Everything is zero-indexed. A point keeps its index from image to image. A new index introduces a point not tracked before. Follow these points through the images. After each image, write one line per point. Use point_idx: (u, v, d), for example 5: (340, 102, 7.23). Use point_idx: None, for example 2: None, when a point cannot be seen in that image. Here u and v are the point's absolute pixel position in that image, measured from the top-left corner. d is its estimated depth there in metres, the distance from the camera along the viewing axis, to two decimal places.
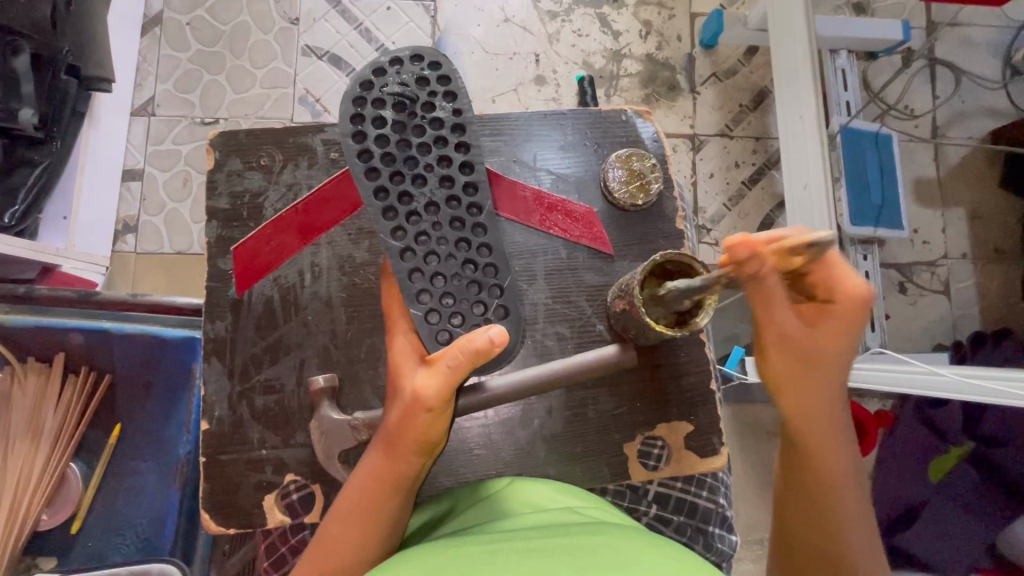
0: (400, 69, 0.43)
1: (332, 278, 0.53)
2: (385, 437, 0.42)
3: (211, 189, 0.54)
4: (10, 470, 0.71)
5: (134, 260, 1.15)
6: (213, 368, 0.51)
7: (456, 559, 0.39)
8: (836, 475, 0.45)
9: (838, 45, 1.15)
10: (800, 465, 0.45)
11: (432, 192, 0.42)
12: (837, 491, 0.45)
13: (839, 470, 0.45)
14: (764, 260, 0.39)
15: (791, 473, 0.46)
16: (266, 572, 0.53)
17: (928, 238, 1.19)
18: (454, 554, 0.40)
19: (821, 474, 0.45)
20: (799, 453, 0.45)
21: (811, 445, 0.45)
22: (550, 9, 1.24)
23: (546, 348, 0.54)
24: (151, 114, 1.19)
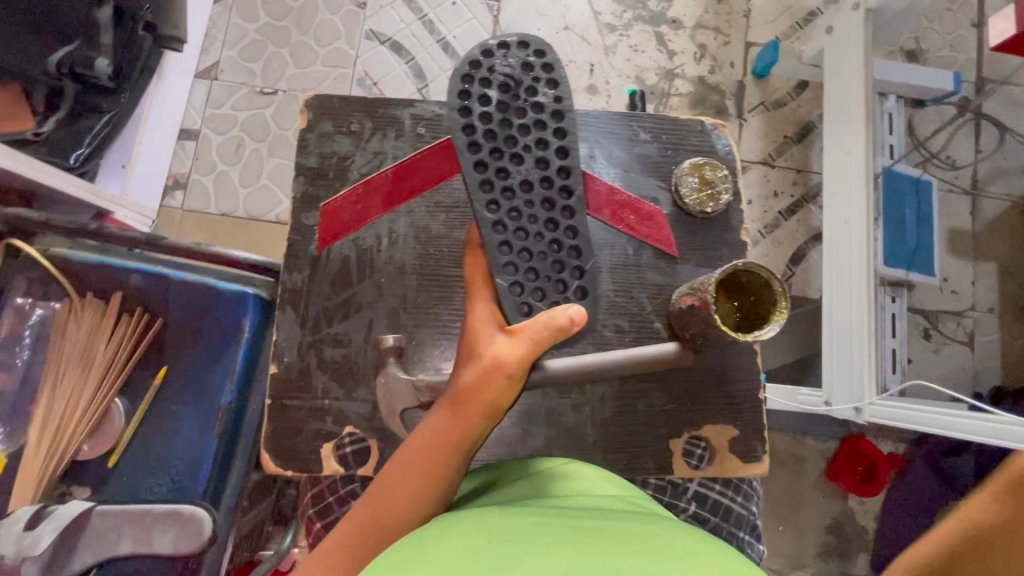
0: (507, 53, 0.45)
1: (407, 245, 0.56)
2: (453, 400, 0.42)
3: (301, 147, 0.57)
4: (62, 394, 0.74)
5: (179, 216, 1.18)
6: (286, 316, 0.54)
7: (511, 528, 0.40)
8: None
9: (888, 88, 1.17)
10: None
11: (528, 171, 0.44)
12: None
13: None
14: None
15: None
16: (311, 519, 0.55)
17: (957, 288, 1.20)
18: (507, 523, 0.41)
19: None
20: None
21: None
22: (609, 22, 1.27)
23: (604, 338, 0.56)
24: (214, 78, 1.23)
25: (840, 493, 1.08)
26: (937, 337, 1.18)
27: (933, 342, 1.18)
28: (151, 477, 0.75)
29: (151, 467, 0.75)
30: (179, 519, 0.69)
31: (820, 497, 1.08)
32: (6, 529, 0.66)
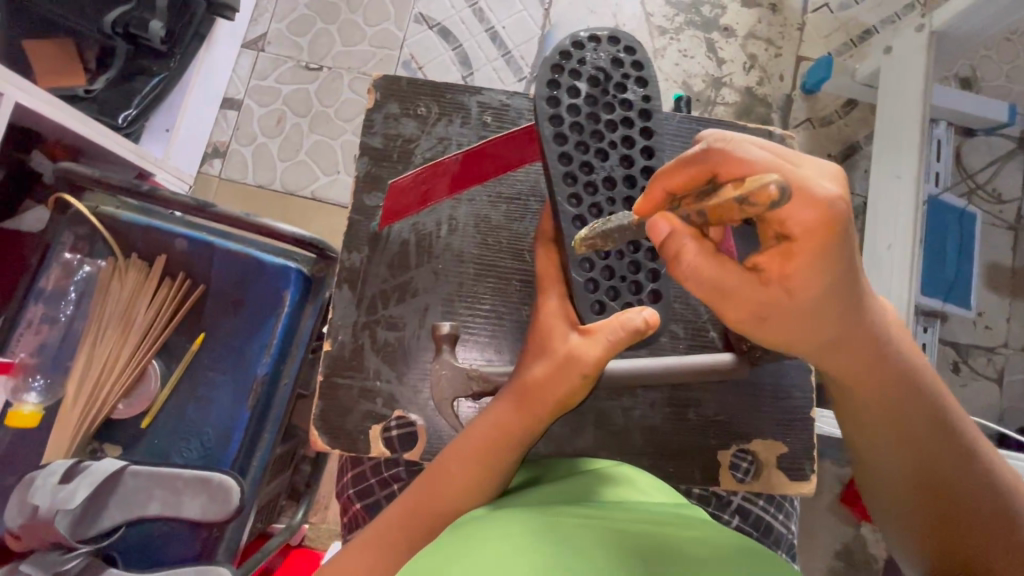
0: (597, 47, 0.44)
1: (467, 233, 0.55)
2: (520, 391, 0.42)
3: (367, 126, 0.57)
4: (101, 353, 0.75)
5: (216, 184, 1.14)
6: (343, 295, 0.54)
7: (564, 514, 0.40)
8: (854, 424, 0.46)
9: (939, 114, 1.12)
10: (852, 433, 0.47)
11: (612, 168, 0.44)
12: (860, 441, 0.47)
13: (858, 426, 0.46)
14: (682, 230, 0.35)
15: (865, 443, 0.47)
16: (351, 498, 0.58)
17: (991, 323, 1.13)
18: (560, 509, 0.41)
19: (857, 429, 0.47)
20: (849, 427, 0.47)
21: (846, 420, 0.47)
22: (660, 24, 1.18)
23: (660, 345, 0.55)
24: (261, 50, 1.18)
25: (853, 519, 0.99)
26: (967, 372, 1.10)
27: (961, 376, 1.10)
28: (182, 442, 0.75)
29: (184, 431, 0.75)
30: (208, 486, 0.69)
31: (835, 522, 0.99)
32: (42, 480, 0.66)
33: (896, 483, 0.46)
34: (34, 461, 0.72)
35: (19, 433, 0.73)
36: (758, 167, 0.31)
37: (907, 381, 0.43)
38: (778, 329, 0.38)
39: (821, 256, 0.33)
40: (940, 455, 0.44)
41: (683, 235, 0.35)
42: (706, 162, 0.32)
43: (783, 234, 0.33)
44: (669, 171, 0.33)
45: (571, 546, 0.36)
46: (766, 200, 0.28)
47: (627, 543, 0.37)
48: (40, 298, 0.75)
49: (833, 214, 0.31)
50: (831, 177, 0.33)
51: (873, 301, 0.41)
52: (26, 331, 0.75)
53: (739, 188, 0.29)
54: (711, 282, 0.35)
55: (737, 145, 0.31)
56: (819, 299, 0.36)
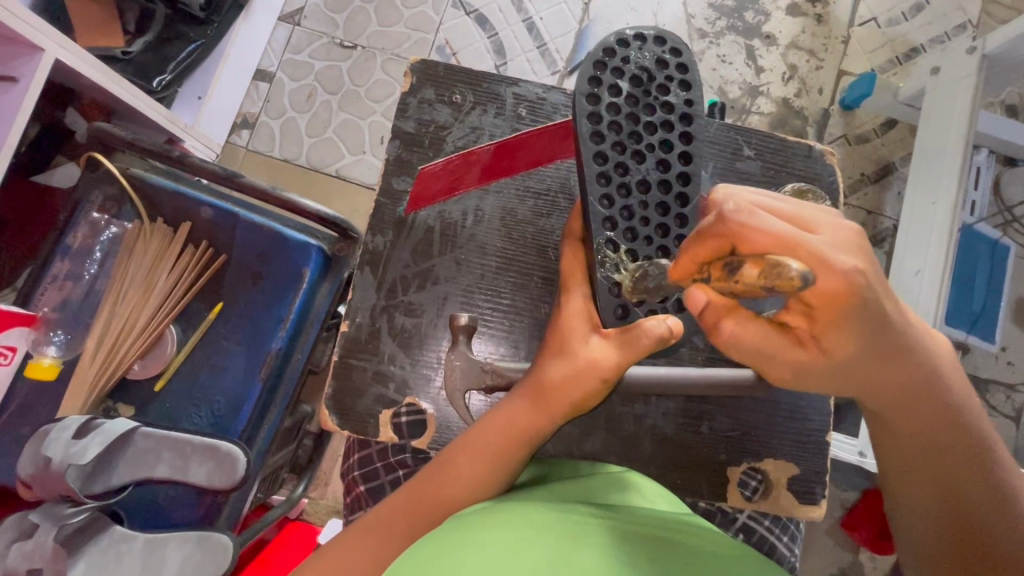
0: (643, 46, 0.43)
1: (492, 225, 0.55)
2: (536, 390, 0.42)
3: (401, 110, 0.56)
4: (121, 314, 0.76)
5: (243, 155, 1.13)
6: (365, 277, 0.54)
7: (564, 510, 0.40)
8: (887, 459, 0.46)
9: (983, 142, 1.08)
10: (887, 472, 0.46)
11: (648, 171, 0.43)
12: (892, 479, 0.46)
13: (890, 464, 0.46)
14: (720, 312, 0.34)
15: (897, 479, 0.46)
16: (355, 480, 0.59)
17: (1014, 360, 1.08)
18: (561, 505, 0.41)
19: (892, 469, 0.46)
20: (884, 465, 0.46)
21: (881, 458, 0.46)
22: (701, 27, 1.15)
23: (678, 356, 0.54)
24: (297, 23, 1.17)
25: (852, 544, 0.97)
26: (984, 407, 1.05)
27: None
28: (192, 408, 0.76)
29: (195, 397, 0.76)
30: (215, 453, 0.70)
31: (832, 546, 0.97)
32: (56, 433, 0.66)
33: (924, 528, 0.44)
34: (48, 414, 0.74)
35: (36, 384, 0.74)
36: (779, 242, 0.30)
37: (945, 428, 0.42)
38: (819, 377, 0.37)
39: (848, 312, 0.32)
40: (971, 502, 0.42)
41: (720, 310, 0.34)
42: (725, 234, 0.30)
43: (805, 297, 0.32)
44: (694, 243, 0.32)
45: (566, 546, 0.35)
46: (790, 285, 0.27)
47: (623, 548, 0.37)
48: (66, 254, 0.76)
49: (851, 281, 0.31)
50: (854, 249, 0.33)
51: (918, 348, 0.40)
52: (50, 286, 0.77)
53: (762, 271, 0.28)
54: (754, 345, 0.35)
55: (755, 215, 0.30)
56: (853, 347, 0.35)
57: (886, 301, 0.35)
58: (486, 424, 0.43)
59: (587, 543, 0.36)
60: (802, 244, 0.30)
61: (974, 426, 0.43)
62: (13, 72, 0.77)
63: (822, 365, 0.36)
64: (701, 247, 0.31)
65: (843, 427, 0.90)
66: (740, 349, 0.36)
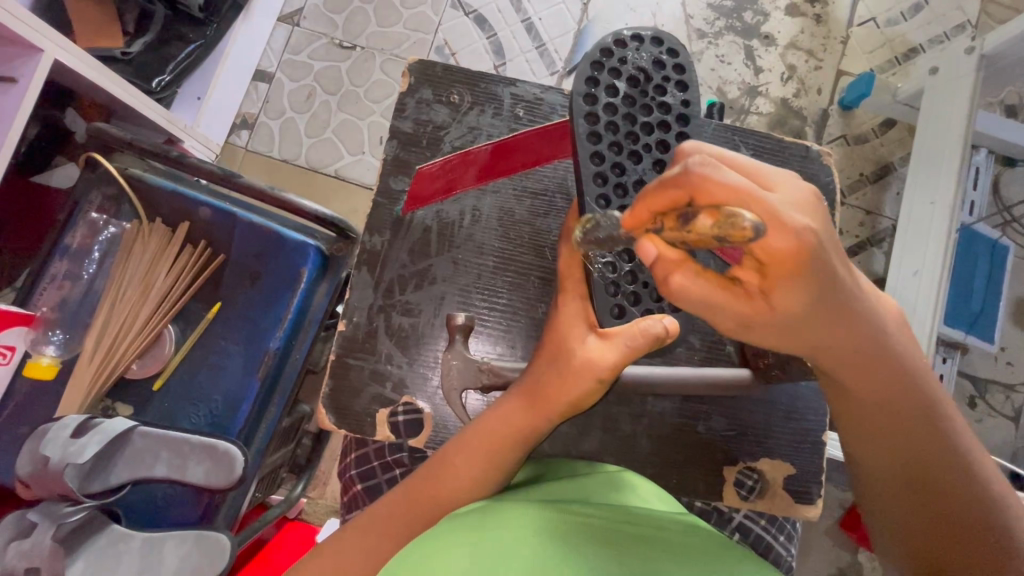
0: (639, 47, 0.43)
1: (490, 225, 0.55)
2: (532, 389, 0.42)
3: (399, 110, 0.57)
4: (119, 314, 0.76)
5: (243, 155, 1.13)
6: (362, 276, 0.54)
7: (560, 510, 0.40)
8: (848, 427, 0.45)
9: (982, 142, 1.08)
10: (848, 438, 0.45)
11: (644, 171, 0.43)
12: (853, 444, 0.45)
13: (852, 431, 0.44)
14: (672, 269, 0.32)
15: (859, 445, 0.45)
16: (353, 479, 0.59)
17: (1013, 360, 1.08)
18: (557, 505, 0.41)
19: (854, 435, 0.45)
20: (846, 432, 0.45)
21: (841, 425, 0.45)
22: (700, 28, 1.15)
23: (675, 356, 0.54)
24: (296, 24, 1.17)
25: (851, 544, 0.97)
26: (983, 407, 1.05)
27: (976, 411, 1.06)
28: (191, 407, 0.76)
29: (193, 397, 0.76)
30: (213, 452, 0.70)
31: (831, 546, 0.97)
32: (55, 432, 0.67)
33: (889, 493, 0.44)
34: (47, 414, 0.74)
35: (35, 383, 0.75)
36: (735, 194, 0.29)
37: (900, 390, 0.42)
38: (770, 335, 0.36)
39: (801, 273, 0.31)
40: (933, 463, 0.42)
41: (673, 265, 0.32)
42: (684, 185, 0.29)
43: (757, 256, 0.31)
44: (653, 191, 0.30)
45: (563, 547, 0.35)
46: (742, 235, 0.26)
47: (621, 548, 0.37)
48: (66, 254, 0.76)
49: (804, 240, 0.30)
50: (802, 203, 0.31)
51: (869, 307, 0.38)
52: (48, 286, 0.77)
53: (717, 222, 0.27)
54: (703, 303, 0.33)
55: (714, 167, 0.29)
56: (806, 307, 0.33)
57: (836, 259, 0.33)
58: (493, 424, 0.43)
59: (583, 544, 0.36)
60: (758, 201, 0.29)
61: (924, 382, 0.43)
62: (12, 73, 0.77)
63: (773, 323, 0.35)
64: (658, 196, 0.30)
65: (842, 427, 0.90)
66: (691, 308, 0.34)
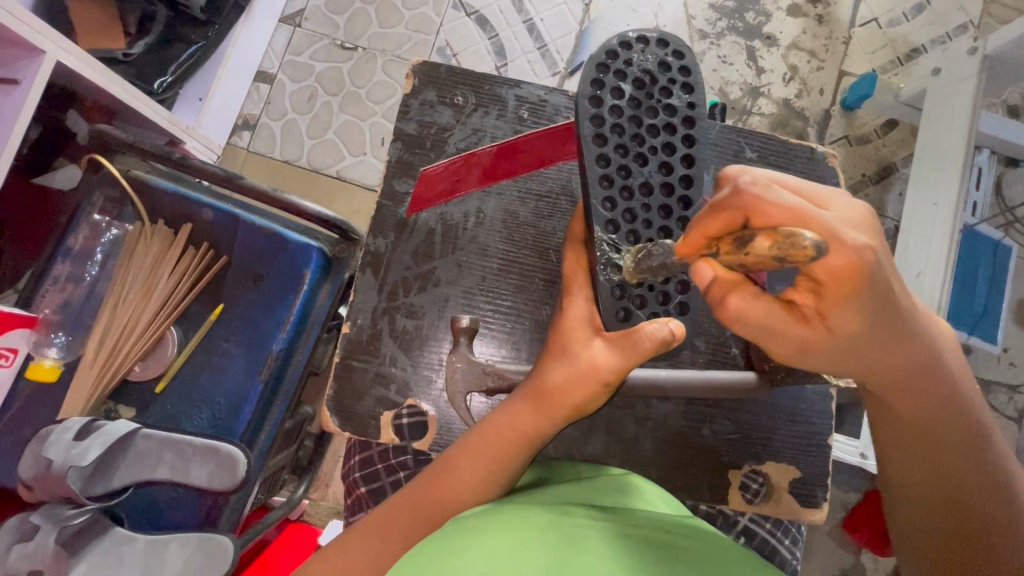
0: (645, 48, 0.43)
1: (494, 227, 0.55)
2: (536, 391, 0.42)
3: (402, 112, 0.56)
4: (121, 316, 0.75)
5: (244, 156, 1.13)
6: (366, 279, 0.54)
7: (566, 513, 0.40)
8: (888, 441, 0.45)
9: (985, 142, 1.08)
10: (886, 454, 0.46)
11: (650, 174, 0.43)
12: (890, 460, 0.46)
13: (891, 446, 0.45)
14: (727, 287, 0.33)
15: (896, 460, 0.45)
16: (356, 481, 0.59)
17: (1016, 361, 1.08)
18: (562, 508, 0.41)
19: (893, 449, 0.45)
20: (884, 447, 0.46)
21: (880, 440, 0.46)
22: (702, 28, 1.15)
23: (680, 358, 0.54)
24: (298, 25, 1.17)
25: (854, 546, 0.97)
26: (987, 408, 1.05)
27: (980, 412, 1.06)
28: (193, 409, 0.76)
29: (196, 399, 0.76)
30: (216, 455, 0.70)
31: (834, 547, 0.97)
32: (58, 435, 0.67)
33: (924, 512, 0.44)
34: (49, 417, 0.74)
35: (37, 386, 0.74)
36: (792, 215, 0.29)
37: (945, 407, 0.42)
38: (820, 355, 0.36)
39: (858, 295, 0.31)
40: (971, 483, 0.42)
41: (729, 284, 0.33)
42: (740, 208, 0.29)
43: (812, 277, 0.31)
44: (706, 215, 0.31)
45: (569, 549, 0.35)
46: (804, 256, 0.26)
47: (628, 551, 0.36)
48: (68, 256, 0.76)
49: (863, 259, 0.30)
50: (861, 224, 0.31)
51: (920, 325, 0.38)
52: (51, 288, 0.77)
53: (774, 241, 0.26)
54: (758, 322, 0.34)
55: (769, 189, 0.29)
56: (859, 329, 0.34)
57: (893, 280, 0.34)
58: (495, 420, 0.43)
59: (589, 547, 0.36)
60: (814, 218, 0.29)
61: (968, 402, 0.43)
62: (15, 75, 0.77)
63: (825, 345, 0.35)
64: (712, 220, 0.30)
65: (845, 428, 0.90)
66: (743, 327, 0.35)
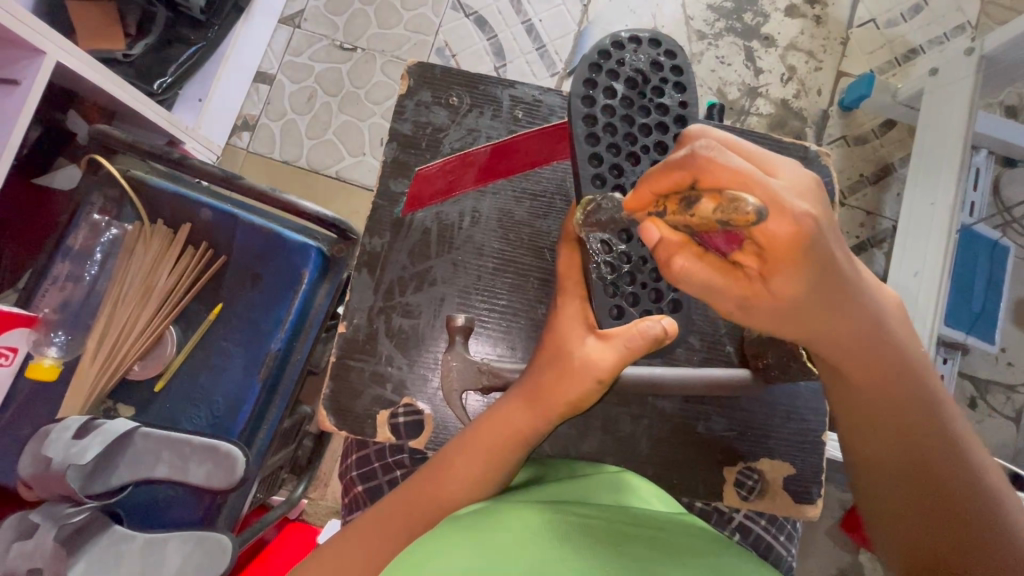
0: (637, 48, 0.43)
1: (489, 227, 0.55)
2: (531, 390, 0.42)
3: (399, 112, 0.57)
4: (120, 315, 0.76)
5: (244, 156, 1.13)
6: (362, 278, 0.54)
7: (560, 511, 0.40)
8: (847, 413, 0.45)
9: (982, 142, 1.08)
10: (846, 426, 0.46)
11: (642, 173, 0.43)
12: (850, 433, 0.46)
13: (849, 418, 0.45)
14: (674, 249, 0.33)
15: (856, 433, 0.45)
16: (354, 479, 0.59)
17: (1014, 360, 1.08)
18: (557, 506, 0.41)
19: (850, 421, 0.45)
20: (842, 419, 0.46)
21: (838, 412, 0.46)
22: (700, 29, 1.15)
23: (675, 357, 0.54)
24: (297, 26, 1.17)
25: (851, 545, 0.97)
26: (984, 408, 1.05)
27: (977, 412, 1.06)
28: (192, 408, 0.76)
29: (195, 398, 0.76)
30: (215, 453, 0.71)
31: (831, 546, 0.97)
32: (57, 433, 0.67)
33: (885, 484, 0.44)
34: (49, 415, 0.74)
35: (37, 385, 0.75)
36: (739, 178, 0.30)
37: (897, 378, 0.43)
38: (767, 320, 0.36)
39: (799, 258, 0.32)
40: (929, 454, 0.43)
41: (675, 247, 0.33)
42: (689, 168, 0.30)
43: (754, 239, 0.31)
44: (656, 174, 0.31)
45: (566, 548, 0.36)
46: (746, 220, 0.29)
47: (624, 549, 0.37)
48: (68, 256, 0.77)
49: (802, 223, 0.30)
50: (804, 191, 0.32)
51: (867, 294, 0.39)
52: (51, 287, 0.78)
53: (717, 205, 0.29)
54: (702, 286, 0.34)
55: (720, 151, 0.30)
56: (803, 292, 0.34)
57: (837, 250, 0.34)
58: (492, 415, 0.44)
59: (585, 546, 0.36)
60: (759, 183, 0.30)
61: (920, 374, 0.43)
62: (15, 75, 0.77)
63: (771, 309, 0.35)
64: (661, 178, 0.31)
65: None
66: (690, 291, 0.35)
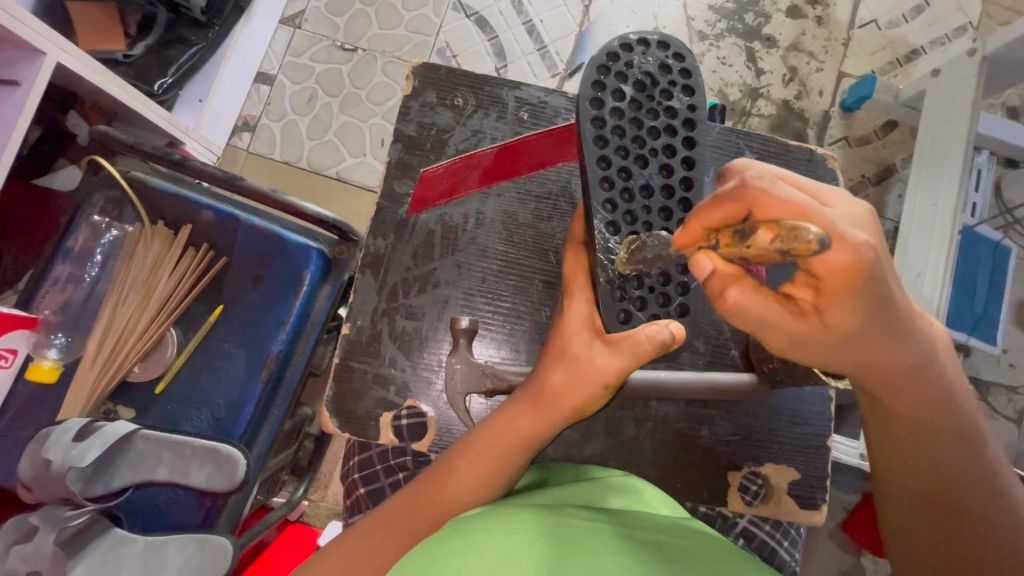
0: (645, 51, 0.43)
1: (494, 229, 0.55)
2: (536, 395, 0.42)
3: (402, 113, 0.56)
4: (121, 317, 0.76)
5: (244, 157, 1.13)
6: (365, 280, 0.54)
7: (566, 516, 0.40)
8: (882, 441, 0.45)
9: (984, 143, 1.07)
10: (879, 454, 0.45)
11: (650, 176, 0.43)
12: (883, 461, 0.45)
13: (885, 446, 0.44)
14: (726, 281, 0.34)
15: (890, 461, 0.44)
16: (356, 482, 0.59)
17: (1015, 362, 1.08)
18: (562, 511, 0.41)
19: (886, 450, 0.45)
20: (877, 447, 0.45)
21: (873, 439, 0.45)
22: (701, 29, 1.15)
23: (679, 360, 0.54)
24: (298, 26, 1.17)
25: (854, 548, 0.97)
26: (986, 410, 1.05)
27: (979, 413, 1.06)
28: (193, 410, 0.76)
29: (196, 400, 0.76)
30: (215, 456, 0.70)
31: (833, 548, 0.97)
32: (57, 436, 0.67)
33: (914, 512, 0.43)
34: (49, 417, 0.74)
35: (37, 387, 0.74)
36: (795, 210, 0.30)
37: (938, 405, 0.42)
38: (814, 350, 0.37)
39: (855, 291, 0.32)
40: (965, 482, 0.42)
41: (729, 278, 0.34)
42: (742, 200, 0.31)
43: (813, 272, 0.32)
44: (708, 208, 0.32)
45: (574, 551, 0.35)
46: (807, 250, 0.26)
47: (631, 552, 0.37)
48: (68, 257, 0.77)
49: (863, 256, 0.31)
50: (860, 222, 0.33)
51: (914, 322, 0.39)
52: (51, 289, 0.77)
53: (776, 235, 0.27)
54: (756, 316, 0.35)
55: (774, 184, 0.30)
56: (854, 323, 0.34)
57: (891, 283, 0.35)
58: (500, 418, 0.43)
59: (592, 548, 0.36)
60: (816, 215, 0.30)
61: (958, 401, 0.43)
62: (16, 76, 0.77)
63: (821, 340, 0.35)
64: (713, 213, 0.31)
65: (844, 430, 0.90)
66: (739, 321, 0.36)
